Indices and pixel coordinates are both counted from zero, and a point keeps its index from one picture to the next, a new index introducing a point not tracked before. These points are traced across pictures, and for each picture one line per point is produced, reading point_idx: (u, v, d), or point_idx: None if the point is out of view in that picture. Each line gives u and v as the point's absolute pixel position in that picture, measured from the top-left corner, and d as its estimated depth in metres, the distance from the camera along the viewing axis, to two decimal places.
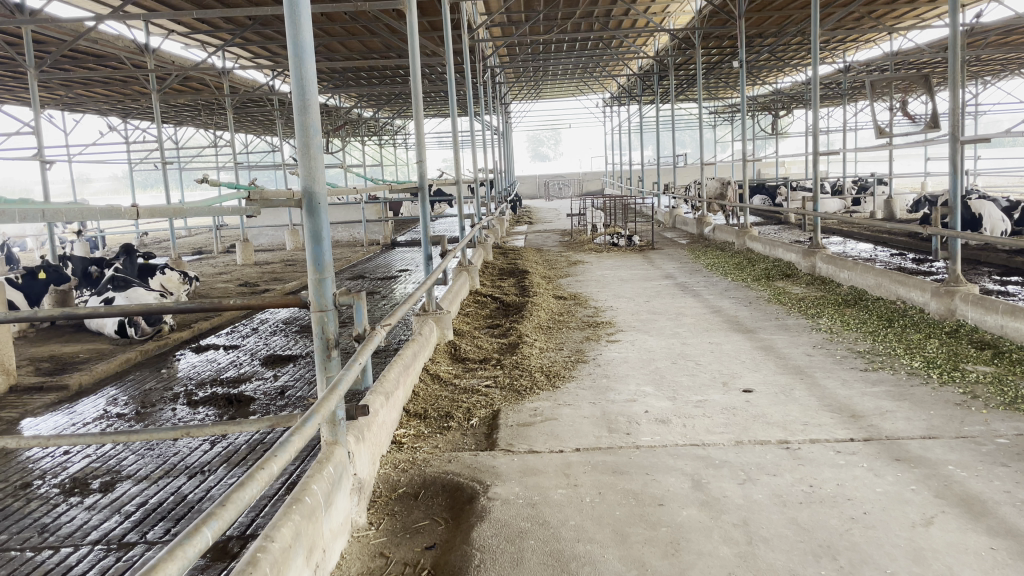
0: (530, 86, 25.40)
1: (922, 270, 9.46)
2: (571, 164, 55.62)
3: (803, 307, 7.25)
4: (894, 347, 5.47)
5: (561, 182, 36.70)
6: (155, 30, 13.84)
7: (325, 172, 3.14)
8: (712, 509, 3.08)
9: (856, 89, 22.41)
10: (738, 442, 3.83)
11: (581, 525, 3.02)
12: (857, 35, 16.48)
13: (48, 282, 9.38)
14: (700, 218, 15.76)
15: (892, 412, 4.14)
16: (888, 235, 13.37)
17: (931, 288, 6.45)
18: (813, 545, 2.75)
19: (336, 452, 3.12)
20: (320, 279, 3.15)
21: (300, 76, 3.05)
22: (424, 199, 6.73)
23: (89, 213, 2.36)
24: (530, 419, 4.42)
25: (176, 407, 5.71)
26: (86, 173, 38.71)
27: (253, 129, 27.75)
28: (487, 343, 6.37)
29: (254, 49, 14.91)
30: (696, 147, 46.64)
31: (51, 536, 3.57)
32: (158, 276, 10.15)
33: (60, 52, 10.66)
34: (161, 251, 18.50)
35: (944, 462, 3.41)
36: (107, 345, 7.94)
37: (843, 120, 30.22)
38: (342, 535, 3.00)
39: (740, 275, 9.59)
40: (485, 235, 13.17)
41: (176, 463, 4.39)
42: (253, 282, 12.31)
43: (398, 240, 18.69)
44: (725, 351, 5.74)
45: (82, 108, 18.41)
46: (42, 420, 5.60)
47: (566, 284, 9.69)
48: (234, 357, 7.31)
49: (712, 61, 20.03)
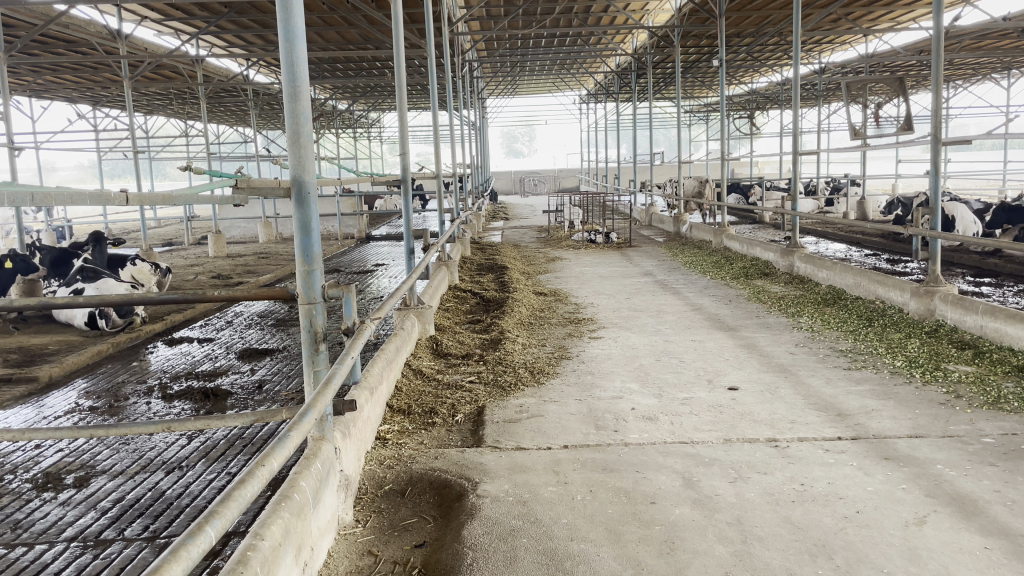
0: (507, 81, 25.31)
1: (897, 270, 9.56)
2: (546, 160, 55.65)
3: (782, 305, 7.29)
4: (875, 346, 5.50)
5: (536, 179, 36.69)
6: (128, 17, 13.53)
7: (315, 162, 3.07)
8: (704, 508, 3.05)
9: (831, 91, 22.64)
10: (726, 441, 3.82)
11: (574, 524, 2.98)
12: (834, 37, 16.63)
13: (15, 271, 9.17)
14: (676, 217, 15.81)
15: (877, 410, 4.16)
16: (863, 236, 13.49)
17: (911, 288, 6.49)
18: (808, 544, 2.74)
19: (324, 447, 3.05)
20: (309, 271, 3.07)
21: (290, 60, 2.96)
22: (406, 192, 6.63)
23: (76, 198, 2.26)
24: (516, 415, 4.38)
25: (150, 401, 5.58)
26: (52, 160, 37.97)
27: (226, 119, 27.38)
28: (469, 338, 6.31)
29: (229, 38, 14.68)
30: (670, 147, 46.92)
31: (24, 533, 3.45)
32: (128, 267, 9.96)
33: (31, 37, 10.38)
34: (131, 241, 18.21)
35: (932, 461, 3.42)
36: (77, 337, 7.76)
37: (816, 121, 30.56)
38: (330, 533, 2.93)
39: (719, 273, 9.62)
40: (463, 230, 13.10)
41: (153, 458, 4.28)
42: (226, 274, 12.13)
43: (374, 235, 18.55)
44: (709, 348, 5.74)
45: (50, 95, 18.00)
46: (11, 413, 5.45)
47: (545, 280, 9.66)
48: (210, 350, 7.18)
49: (690, 60, 20.13)
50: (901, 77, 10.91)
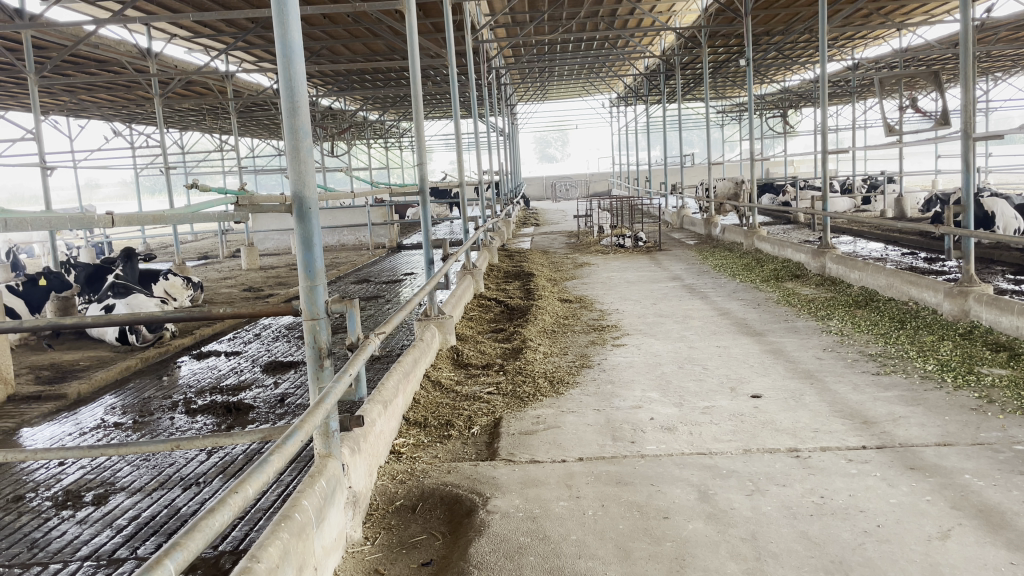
0: (535, 86, 25.27)
1: (934, 269, 9.32)
2: (579, 164, 55.52)
3: (812, 308, 7.12)
4: (906, 350, 5.34)
5: (567, 184, 36.66)
6: (157, 35, 13.77)
7: (315, 176, 3.03)
8: (719, 523, 2.96)
9: (865, 86, 22.22)
10: (746, 451, 3.71)
11: (583, 541, 2.91)
12: (866, 32, 16.33)
13: (50, 288, 9.30)
14: (707, 220, 15.62)
15: (905, 417, 4.02)
16: (899, 235, 13.21)
17: (944, 289, 6.30)
18: (825, 560, 2.63)
19: (330, 464, 3.02)
20: (312, 286, 3.05)
21: (288, 75, 2.94)
22: (425, 202, 6.57)
23: (61, 221, 2.23)
24: (532, 427, 4.31)
25: (175, 416, 5.62)
26: (94, 179, 38.88)
27: (259, 133, 27.77)
28: (490, 348, 6.26)
29: (258, 53, 14.88)
30: (703, 148, 46.52)
31: (41, 552, 3.48)
32: (162, 282, 9.98)
33: (61, 58, 10.60)
34: (166, 256, 18.51)
35: (960, 470, 3.29)
36: (108, 353, 7.88)
37: (851, 118, 30.09)
38: (336, 552, 2.89)
39: (749, 276, 9.46)
40: (491, 237, 13.10)
41: (171, 475, 4.30)
42: (257, 286, 12.26)
43: (404, 244, 18.64)
44: (733, 355, 5.62)
45: (86, 113, 18.37)
46: (41, 430, 5.53)
47: (571, 286, 9.59)
48: (236, 363, 7.23)
49: (719, 59, 19.93)
50: (936, 71, 10.59)
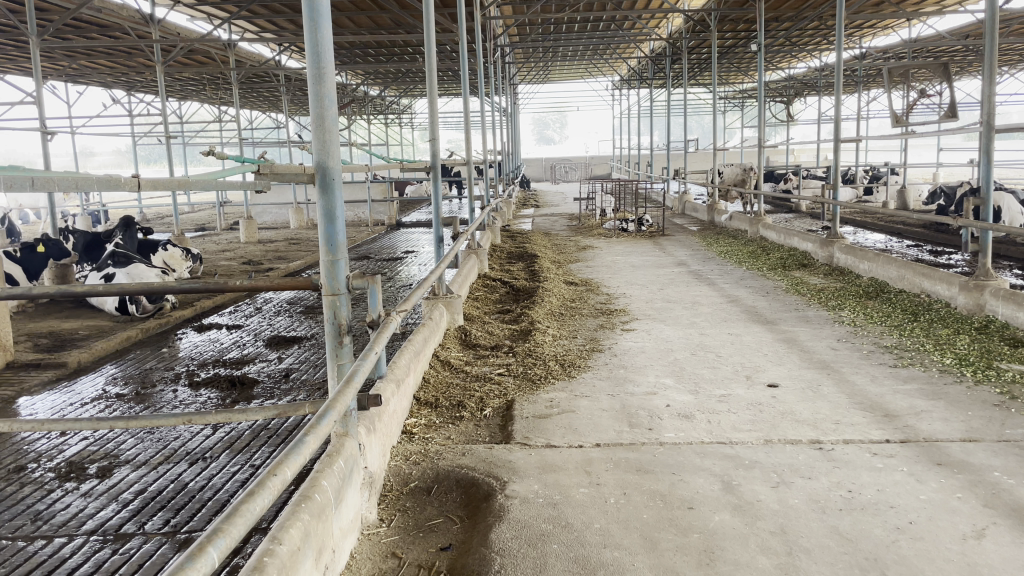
0: (539, 66, 25.03)
1: (940, 262, 9.27)
2: (577, 147, 55.37)
3: (822, 298, 7.06)
4: (922, 342, 5.28)
5: (567, 166, 36.55)
6: (160, 1, 13.51)
7: (340, 146, 2.93)
8: (746, 515, 2.89)
9: (871, 76, 22.11)
10: (767, 441, 3.65)
11: (607, 529, 2.84)
12: (877, 21, 16.17)
13: (47, 256, 9.18)
14: (711, 205, 15.55)
15: (927, 412, 3.95)
16: (902, 227, 13.17)
17: (959, 282, 6.24)
18: (860, 557, 2.57)
19: (347, 444, 2.93)
20: (333, 260, 2.94)
21: (314, 41, 2.83)
22: (435, 178, 6.43)
23: (84, 182, 2.10)
24: (546, 410, 4.24)
25: (177, 388, 5.53)
26: (90, 148, 38.59)
27: (259, 104, 27.54)
28: (498, 329, 6.17)
29: (262, 23, 14.64)
30: (704, 136, 46.47)
31: (45, 525, 3.39)
32: (161, 252, 9.96)
33: (64, 21, 10.33)
34: (162, 226, 18.36)
35: (989, 467, 3.22)
36: (107, 322, 7.76)
37: (855, 108, 29.94)
38: (352, 533, 2.81)
39: (755, 264, 9.40)
40: (494, 216, 12.99)
41: (177, 448, 4.21)
42: (257, 260, 12.14)
43: (404, 221, 18.55)
44: (746, 343, 5.55)
45: (86, 79, 18.12)
46: (40, 399, 5.44)
47: (576, 269, 9.51)
48: (238, 337, 7.13)
49: (726, 45, 19.80)
50: (946, 62, 10.44)
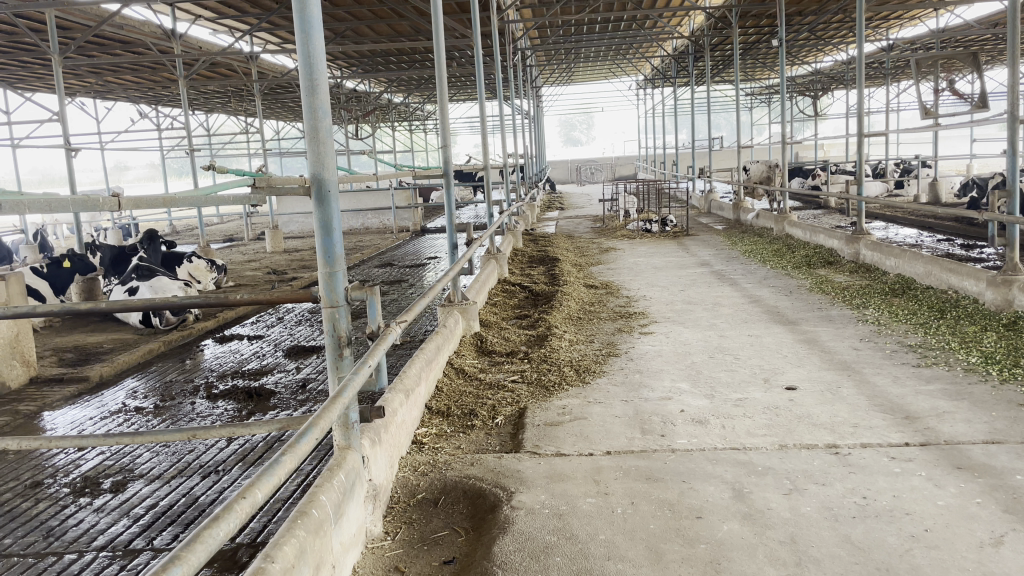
0: (561, 68, 24.99)
1: (971, 256, 9.05)
2: (604, 148, 55.23)
3: (847, 297, 6.91)
4: (947, 340, 5.14)
5: (592, 167, 36.43)
6: (181, 16, 13.66)
7: (335, 157, 2.90)
8: (756, 524, 2.82)
9: (900, 68, 21.74)
10: (781, 446, 3.56)
11: (612, 541, 2.78)
12: (903, 12, 15.88)
13: (73, 270, 9.29)
14: (736, 204, 15.35)
15: (950, 413, 3.83)
16: (933, 221, 12.90)
17: (987, 278, 6.07)
18: (871, 567, 2.48)
19: (349, 457, 2.90)
20: (331, 272, 2.93)
21: (307, 52, 2.81)
22: (449, 185, 6.38)
23: (60, 203, 2.10)
24: (558, 418, 4.18)
25: (196, 400, 5.56)
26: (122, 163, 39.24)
27: (283, 115, 27.78)
28: (515, 335, 6.11)
29: (282, 34, 14.74)
30: (731, 133, 46.05)
31: (57, 541, 3.41)
32: (186, 264, 10.05)
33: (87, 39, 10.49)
34: (190, 238, 18.58)
35: (1011, 471, 3.11)
36: (131, 335, 7.85)
37: (885, 100, 29.42)
38: (355, 547, 2.78)
39: (779, 262, 9.24)
40: (515, 221, 12.96)
41: (191, 462, 4.23)
42: (281, 270, 12.21)
43: (428, 227, 18.58)
44: (766, 344, 5.45)
45: (113, 95, 18.40)
46: (62, 414, 5.50)
47: (597, 271, 9.44)
48: (258, 347, 7.16)
49: (749, 41, 19.56)
50: (975, 51, 10.09)
